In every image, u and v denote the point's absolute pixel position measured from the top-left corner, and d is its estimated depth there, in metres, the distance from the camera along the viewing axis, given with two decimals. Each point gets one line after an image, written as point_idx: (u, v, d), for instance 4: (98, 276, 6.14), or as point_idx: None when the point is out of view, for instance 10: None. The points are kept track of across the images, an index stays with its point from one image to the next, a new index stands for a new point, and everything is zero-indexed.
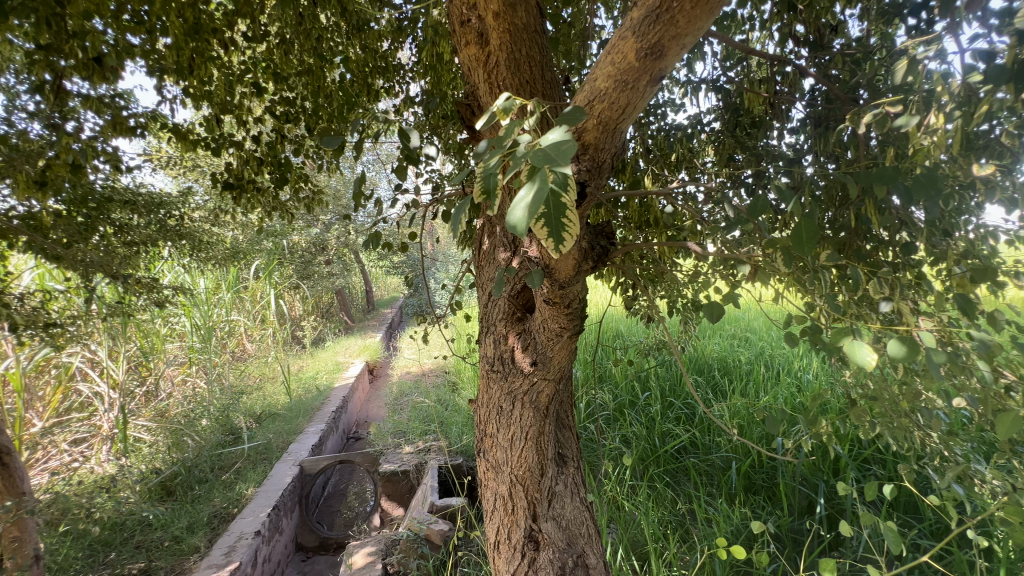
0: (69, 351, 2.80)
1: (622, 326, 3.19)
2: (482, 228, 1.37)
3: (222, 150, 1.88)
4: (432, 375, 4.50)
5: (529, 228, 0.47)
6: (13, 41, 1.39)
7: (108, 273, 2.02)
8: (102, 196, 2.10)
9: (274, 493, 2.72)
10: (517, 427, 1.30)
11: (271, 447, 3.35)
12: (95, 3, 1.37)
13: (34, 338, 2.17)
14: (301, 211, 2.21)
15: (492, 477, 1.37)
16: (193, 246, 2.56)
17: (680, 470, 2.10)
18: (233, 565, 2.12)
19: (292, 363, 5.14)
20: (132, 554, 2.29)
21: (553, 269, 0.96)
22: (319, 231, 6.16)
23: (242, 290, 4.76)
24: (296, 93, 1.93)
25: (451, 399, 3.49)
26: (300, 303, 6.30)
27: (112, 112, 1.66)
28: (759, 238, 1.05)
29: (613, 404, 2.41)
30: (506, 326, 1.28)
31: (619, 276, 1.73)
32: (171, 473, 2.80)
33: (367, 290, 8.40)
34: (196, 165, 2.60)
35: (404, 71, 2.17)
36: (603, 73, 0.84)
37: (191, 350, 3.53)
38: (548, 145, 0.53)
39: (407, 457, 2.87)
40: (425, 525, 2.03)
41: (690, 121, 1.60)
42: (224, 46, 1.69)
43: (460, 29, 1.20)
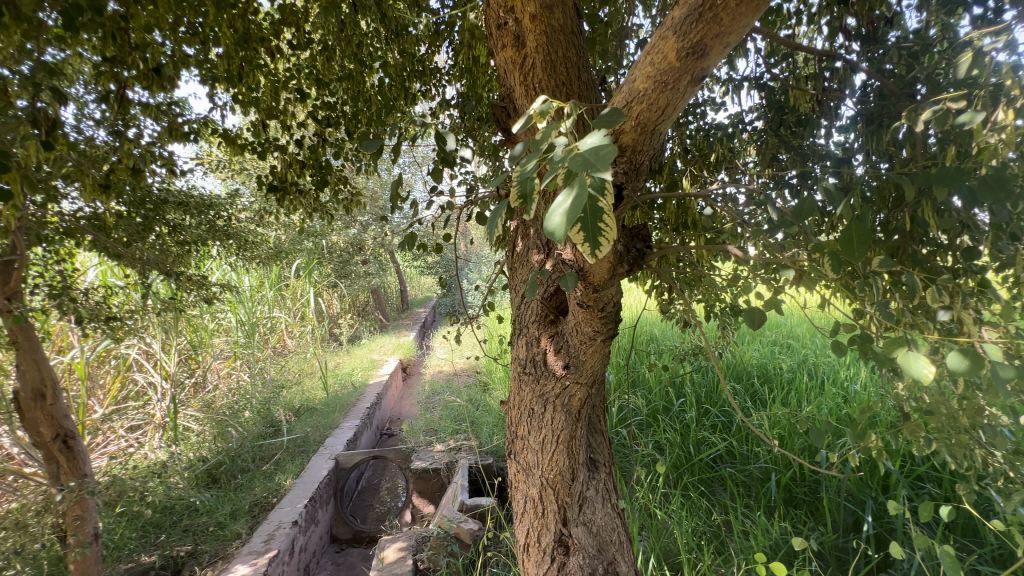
0: (127, 343, 2.99)
1: (656, 330, 3.13)
2: (516, 229, 1.38)
3: (268, 154, 1.96)
4: (464, 375, 4.54)
5: (566, 235, 0.46)
6: (82, 54, 1.49)
7: (162, 271, 2.17)
8: (158, 198, 2.24)
9: (311, 485, 2.81)
10: (548, 430, 1.29)
11: (308, 440, 3.46)
12: (155, 16, 1.46)
13: (97, 330, 2.33)
14: (340, 212, 2.28)
15: (523, 479, 1.37)
16: (240, 245, 2.68)
17: (716, 480, 2.04)
18: (272, 552, 2.20)
19: (330, 359, 5.31)
20: (180, 537, 2.42)
21: (587, 272, 0.95)
22: (356, 231, 6.33)
23: (284, 288, 4.96)
24: (337, 98, 1.99)
25: (482, 399, 3.51)
26: (338, 301, 6.49)
27: (168, 119, 1.76)
28: (804, 242, 1.01)
29: (647, 409, 2.37)
30: (539, 328, 1.28)
31: (654, 279, 1.70)
32: (216, 461, 2.94)
33: (401, 289, 8.58)
34: (243, 168, 2.72)
35: (440, 74, 2.20)
36: (642, 74, 0.82)
37: (236, 345, 3.69)
38: (587, 150, 0.52)
39: (439, 455, 2.91)
40: (455, 523, 2.06)
41: (731, 121, 1.55)
42: (271, 54, 1.77)
43: (496, 32, 1.20)
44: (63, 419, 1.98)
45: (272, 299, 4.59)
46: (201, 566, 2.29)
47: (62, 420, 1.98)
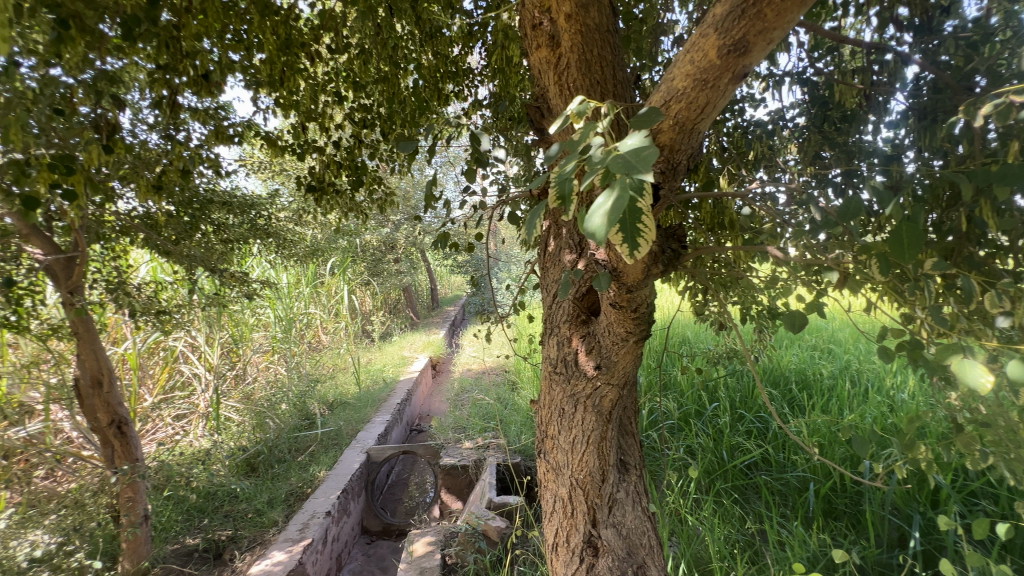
0: (175, 335, 3.15)
1: (689, 332, 3.06)
2: (548, 229, 1.38)
3: (307, 155, 2.03)
4: (492, 373, 4.56)
5: (607, 236, 0.46)
6: (138, 62, 1.58)
7: (207, 268, 2.30)
8: (204, 198, 2.34)
9: (343, 477, 2.89)
10: (579, 431, 1.29)
11: (341, 433, 3.56)
12: (205, 24, 1.53)
13: (148, 323, 2.46)
14: (374, 211, 2.33)
15: (553, 478, 1.37)
16: (279, 244, 2.78)
17: (750, 487, 1.98)
18: (306, 540, 2.28)
19: (362, 355, 5.44)
20: (221, 522, 2.53)
21: (621, 273, 0.95)
22: (389, 230, 6.46)
23: (319, 285, 5.11)
24: (372, 100, 2.04)
25: (511, 398, 3.52)
26: (370, 298, 6.64)
27: (215, 122, 1.85)
28: (848, 242, 0.97)
29: (678, 413, 2.32)
30: (571, 327, 1.27)
31: (688, 280, 1.67)
32: (255, 451, 3.06)
33: (432, 288, 8.70)
34: (283, 169, 2.82)
35: (473, 74, 2.22)
36: (682, 73, 0.81)
37: (274, 339, 3.83)
38: (627, 151, 0.52)
39: (467, 452, 2.94)
40: (483, 520, 2.07)
41: (771, 117, 1.50)
42: (311, 59, 1.83)
43: (531, 32, 1.21)
44: (118, 406, 2.11)
45: (308, 295, 4.74)
46: (239, 550, 2.39)
47: (116, 407, 2.11)
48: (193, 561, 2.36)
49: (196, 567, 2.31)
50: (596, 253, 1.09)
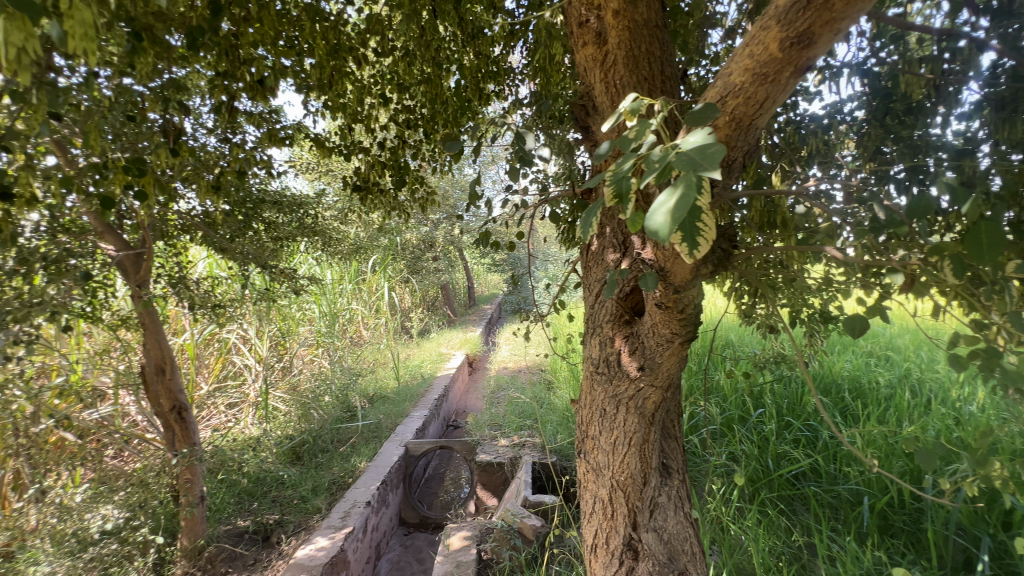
0: (229, 328, 3.33)
1: (733, 335, 2.97)
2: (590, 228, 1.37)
3: (352, 156, 2.09)
4: (528, 372, 4.57)
5: (671, 235, 0.45)
6: (200, 70, 1.68)
7: (259, 263, 2.40)
8: (257, 198, 2.46)
9: (383, 469, 2.98)
10: (620, 432, 1.27)
11: (381, 426, 3.66)
12: (261, 32, 1.61)
13: (205, 316, 2.61)
14: (415, 210, 2.38)
15: (592, 479, 1.36)
16: (325, 242, 2.88)
17: (798, 498, 1.90)
18: (348, 528, 2.35)
19: (402, 351, 5.57)
20: (269, 506, 2.66)
21: (668, 273, 0.93)
22: (428, 229, 6.58)
23: (361, 282, 5.26)
24: (415, 101, 2.08)
25: (547, 397, 3.52)
26: (409, 296, 6.78)
27: (268, 125, 1.94)
28: (915, 243, 0.91)
29: (720, 418, 2.25)
30: (613, 328, 1.26)
31: (735, 281, 1.61)
32: (300, 440, 3.20)
33: (469, 286, 8.80)
34: (330, 169, 2.92)
35: (513, 74, 2.23)
36: (740, 67, 0.78)
37: (319, 334, 3.98)
38: (691, 149, 0.51)
39: (503, 449, 2.96)
40: (519, 518, 2.08)
41: (827, 111, 1.43)
42: (358, 62, 1.88)
43: (577, 30, 1.20)
44: (178, 393, 2.25)
45: (351, 292, 4.90)
46: (286, 534, 2.50)
47: (177, 394, 2.25)
48: (244, 542, 2.49)
49: (246, 548, 2.44)
50: (642, 252, 1.07)
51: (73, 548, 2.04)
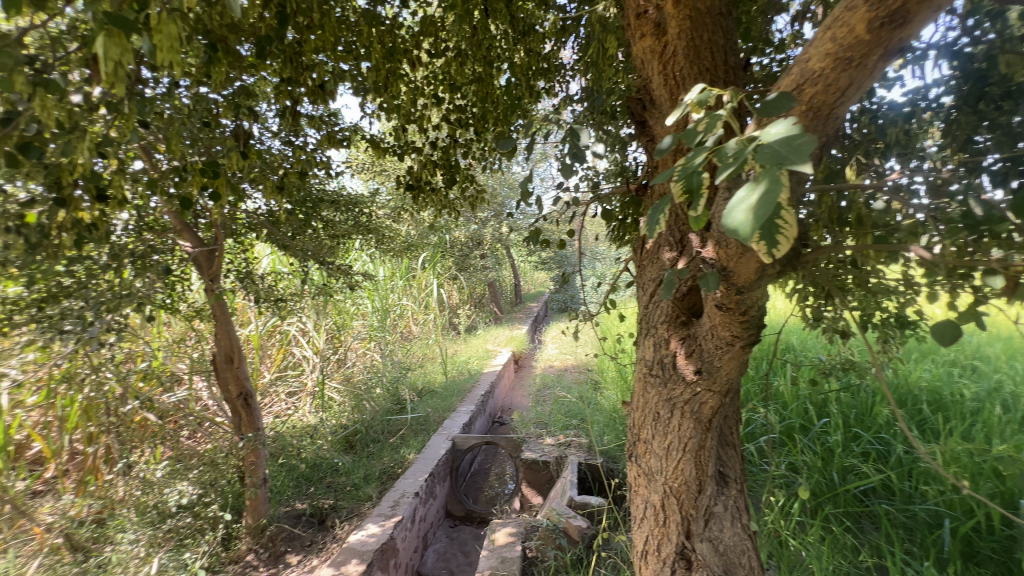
0: (289, 321, 3.52)
1: (794, 339, 2.80)
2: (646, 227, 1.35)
3: (406, 156, 2.15)
4: (575, 372, 4.53)
5: (753, 234, 0.44)
6: (267, 77, 1.78)
7: (318, 260, 2.52)
8: (316, 197, 2.58)
9: (430, 461, 3.05)
10: (674, 437, 1.23)
11: (429, 420, 3.75)
12: (322, 39, 1.69)
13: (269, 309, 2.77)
14: (465, 208, 2.41)
15: (644, 484, 1.33)
16: (378, 240, 2.97)
17: (866, 516, 1.77)
18: (397, 517, 2.43)
19: (449, 346, 5.67)
20: (324, 491, 2.79)
21: (730, 272, 0.89)
22: (476, 227, 6.66)
23: (412, 278, 5.41)
24: (467, 101, 2.11)
25: (593, 397, 3.47)
26: (457, 293, 6.89)
27: (328, 128, 2.02)
28: (1015, 242, 0.82)
29: (780, 427, 2.13)
30: (669, 329, 1.23)
31: (799, 282, 1.52)
32: (353, 430, 3.33)
33: (516, 284, 8.83)
34: (383, 169, 3.02)
35: (564, 70, 2.21)
36: (820, 52, 0.73)
37: (372, 328, 4.13)
38: (773, 141, 0.49)
39: (549, 448, 2.96)
40: (564, 518, 2.07)
41: (909, 98, 1.31)
42: (412, 64, 1.93)
43: (635, 21, 1.17)
44: (245, 381, 2.41)
45: (401, 288, 5.04)
46: (340, 518, 2.61)
47: (243, 382, 2.41)
48: (301, 524, 2.63)
49: (304, 529, 2.57)
50: (702, 251, 1.03)
51: (155, 518, 2.20)
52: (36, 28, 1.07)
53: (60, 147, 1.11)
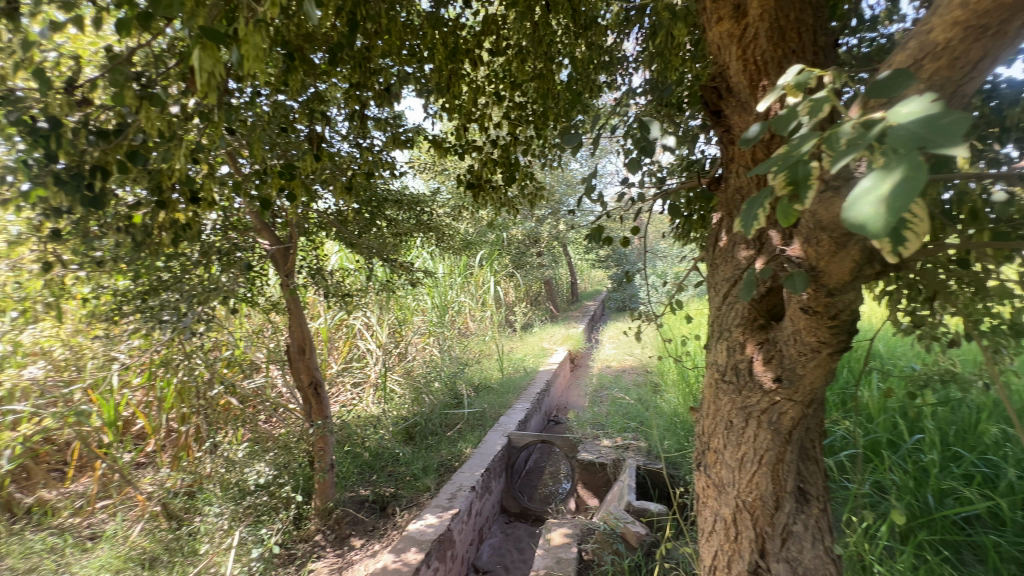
0: (355, 315, 3.69)
1: (881, 346, 2.56)
2: (720, 224, 1.28)
3: (467, 155, 2.17)
4: (634, 373, 4.41)
5: (889, 231, 0.39)
6: (338, 83, 1.87)
7: (382, 258, 2.62)
8: (381, 197, 2.68)
9: (486, 457, 3.09)
10: (749, 448, 1.17)
11: (486, 415, 3.81)
12: (389, 44, 1.74)
13: (337, 303, 2.92)
14: (524, 206, 2.40)
15: (714, 496, 1.28)
16: (438, 238, 3.04)
17: (968, 546, 1.58)
18: (454, 510, 2.48)
19: (506, 343, 5.71)
20: (386, 479, 2.90)
21: (821, 273, 0.82)
22: (533, 225, 6.65)
23: (469, 276, 5.50)
24: (527, 98, 2.10)
25: (653, 400, 3.36)
26: (514, 290, 6.92)
27: (393, 129, 2.09)
28: None
29: (864, 441, 1.95)
30: (745, 333, 1.17)
31: (893, 284, 1.38)
32: (413, 422, 3.43)
33: (572, 282, 8.75)
34: (444, 168, 3.08)
35: (627, 63, 2.15)
36: (946, 21, 0.66)
37: (431, 323, 4.24)
38: (908, 125, 0.44)
39: (605, 450, 2.90)
40: (622, 523, 2.02)
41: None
42: (474, 63, 1.95)
43: (710, 4, 1.10)
44: (315, 371, 2.55)
45: (459, 285, 5.15)
46: (400, 507, 2.71)
47: (314, 372, 2.55)
48: (365, 509, 2.75)
49: (367, 515, 2.69)
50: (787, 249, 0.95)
51: (236, 495, 2.41)
52: (142, 47, 1.19)
53: (161, 154, 1.22)
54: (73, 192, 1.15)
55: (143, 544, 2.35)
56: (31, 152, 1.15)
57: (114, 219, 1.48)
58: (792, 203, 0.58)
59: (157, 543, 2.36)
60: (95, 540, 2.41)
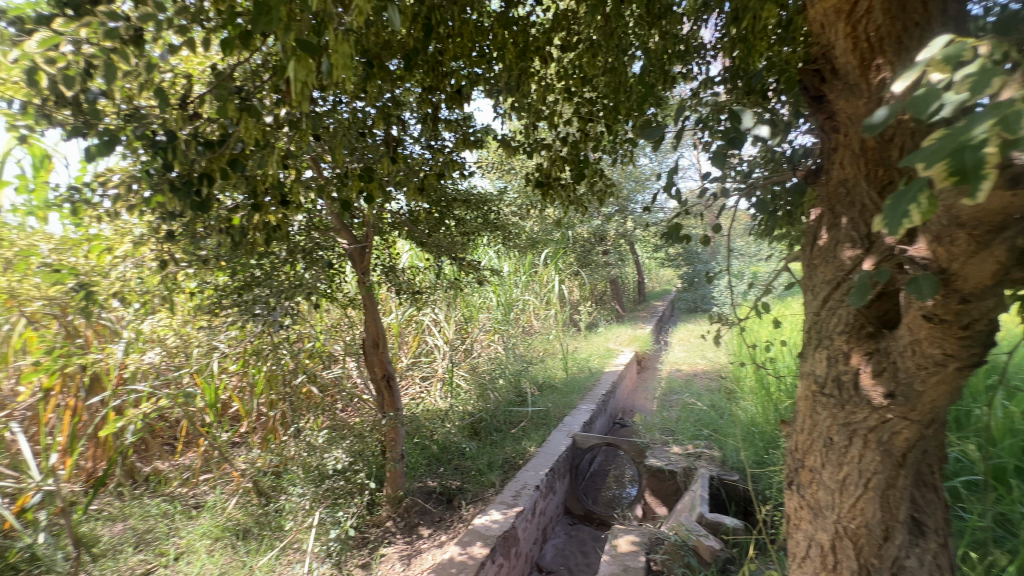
0: (424, 311, 3.82)
1: (1005, 359, 2.24)
2: (821, 225, 1.27)
3: (535, 153, 2.16)
4: (706, 378, 4.19)
5: None
6: (412, 87, 1.93)
7: (451, 256, 2.68)
8: (450, 197, 2.74)
9: (550, 457, 3.08)
10: (853, 469, 1.15)
11: (550, 415, 3.80)
12: (461, 46, 1.77)
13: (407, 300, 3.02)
14: (593, 203, 2.35)
15: (810, 515, 1.27)
16: (504, 237, 3.07)
17: None
18: (518, 507, 2.50)
19: (570, 342, 5.66)
20: (452, 473, 2.97)
21: (953, 276, 0.80)
22: (599, 223, 6.52)
23: (534, 274, 5.50)
24: (597, 93, 2.05)
25: (728, 407, 3.17)
26: (578, 289, 6.83)
27: (464, 131, 2.13)
28: None
29: (984, 466, 1.72)
30: (850, 345, 1.14)
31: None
32: (478, 417, 3.49)
33: (639, 281, 8.49)
34: (511, 167, 3.09)
35: (704, 50, 2.03)
36: None
37: (496, 321, 4.29)
38: None
39: (675, 457, 2.78)
40: (695, 535, 1.92)
41: None
42: (543, 61, 1.93)
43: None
44: (388, 364, 2.67)
45: (524, 283, 5.17)
46: (466, 500, 2.77)
47: (386, 365, 2.67)
48: (432, 500, 2.84)
49: (434, 505, 2.78)
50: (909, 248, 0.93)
51: (316, 477, 2.57)
52: (243, 63, 1.30)
53: (257, 161, 1.33)
54: (185, 197, 1.28)
55: (237, 516, 2.59)
56: (153, 163, 1.30)
57: (217, 222, 1.64)
58: (932, 194, 0.57)
59: (249, 516, 2.60)
60: (199, 509, 2.70)
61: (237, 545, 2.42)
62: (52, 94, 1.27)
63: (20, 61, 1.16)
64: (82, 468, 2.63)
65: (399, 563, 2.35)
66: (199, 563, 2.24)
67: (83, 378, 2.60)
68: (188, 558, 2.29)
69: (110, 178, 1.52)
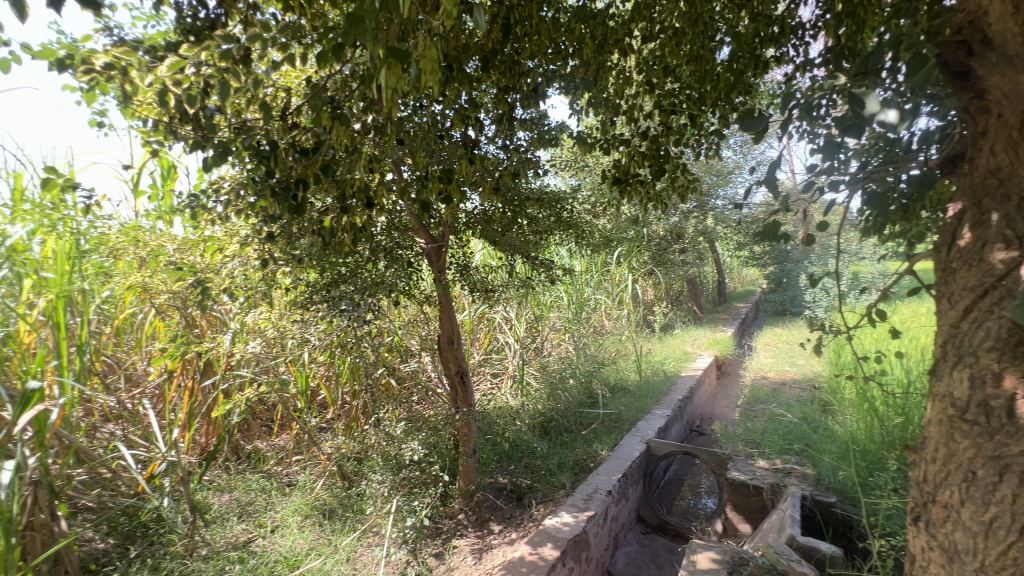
0: (496, 309, 3.87)
1: None
2: (966, 240, 1.28)
3: (613, 149, 2.10)
4: (797, 388, 3.86)
5: None
6: (489, 88, 1.95)
7: (524, 255, 2.68)
8: (523, 196, 2.74)
9: (623, 462, 2.99)
10: (1001, 509, 1.20)
11: (622, 418, 3.70)
12: (538, 44, 1.76)
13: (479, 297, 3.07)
14: (673, 200, 2.24)
15: (946, 551, 1.32)
16: (578, 236, 3.02)
17: None
18: (589, 511, 2.45)
19: (643, 344, 5.47)
20: (522, 471, 2.99)
21: None
22: (677, 219, 6.22)
23: (606, 273, 5.38)
24: (680, 84, 1.95)
25: (823, 421, 2.89)
26: (653, 289, 6.58)
27: (540, 129, 2.11)
28: None
29: None
30: (1004, 374, 1.18)
31: None
32: (549, 417, 3.48)
33: (720, 281, 8.00)
34: (585, 165, 3.03)
35: (803, 30, 1.86)
36: None
37: (567, 320, 4.24)
38: None
39: (762, 472, 2.59)
40: (784, 559, 1.76)
41: None
42: (623, 53, 1.87)
43: None
44: (461, 361, 2.73)
45: (596, 282, 5.07)
46: (536, 500, 2.77)
47: (460, 362, 2.73)
48: (503, 496, 2.86)
49: (505, 502, 2.81)
50: None
51: (394, 466, 2.67)
52: (335, 74, 1.39)
53: (346, 166, 1.41)
54: (284, 202, 1.39)
55: (324, 496, 2.79)
56: (257, 170, 1.42)
57: (310, 223, 1.76)
58: None
59: (334, 497, 2.79)
60: (292, 487, 2.95)
61: (323, 523, 2.62)
62: (177, 112, 1.43)
63: (153, 84, 1.32)
64: (197, 443, 2.96)
65: (470, 556, 2.40)
66: (292, 537, 2.44)
67: (199, 364, 2.93)
68: (282, 531, 2.51)
69: (223, 185, 1.69)
